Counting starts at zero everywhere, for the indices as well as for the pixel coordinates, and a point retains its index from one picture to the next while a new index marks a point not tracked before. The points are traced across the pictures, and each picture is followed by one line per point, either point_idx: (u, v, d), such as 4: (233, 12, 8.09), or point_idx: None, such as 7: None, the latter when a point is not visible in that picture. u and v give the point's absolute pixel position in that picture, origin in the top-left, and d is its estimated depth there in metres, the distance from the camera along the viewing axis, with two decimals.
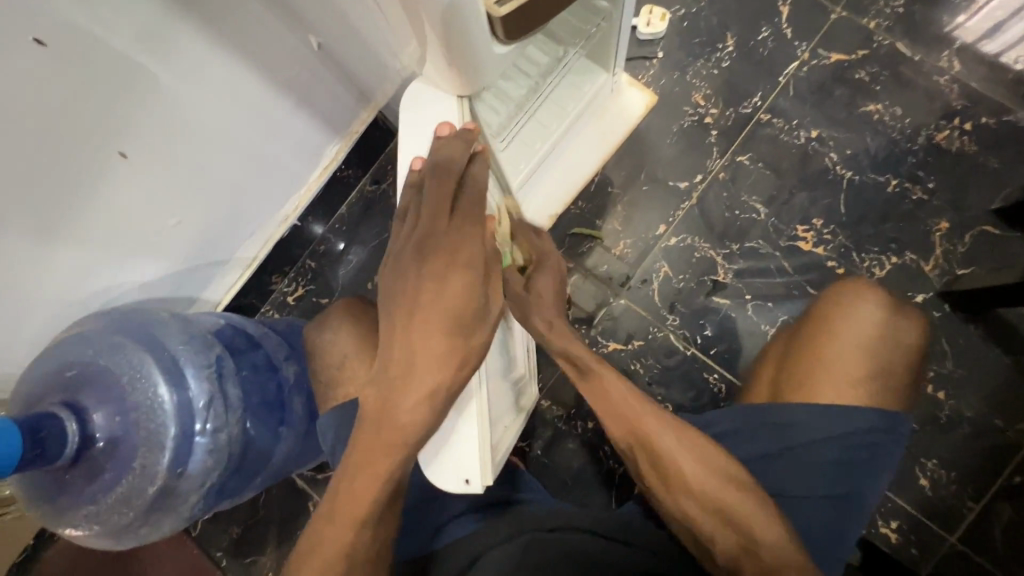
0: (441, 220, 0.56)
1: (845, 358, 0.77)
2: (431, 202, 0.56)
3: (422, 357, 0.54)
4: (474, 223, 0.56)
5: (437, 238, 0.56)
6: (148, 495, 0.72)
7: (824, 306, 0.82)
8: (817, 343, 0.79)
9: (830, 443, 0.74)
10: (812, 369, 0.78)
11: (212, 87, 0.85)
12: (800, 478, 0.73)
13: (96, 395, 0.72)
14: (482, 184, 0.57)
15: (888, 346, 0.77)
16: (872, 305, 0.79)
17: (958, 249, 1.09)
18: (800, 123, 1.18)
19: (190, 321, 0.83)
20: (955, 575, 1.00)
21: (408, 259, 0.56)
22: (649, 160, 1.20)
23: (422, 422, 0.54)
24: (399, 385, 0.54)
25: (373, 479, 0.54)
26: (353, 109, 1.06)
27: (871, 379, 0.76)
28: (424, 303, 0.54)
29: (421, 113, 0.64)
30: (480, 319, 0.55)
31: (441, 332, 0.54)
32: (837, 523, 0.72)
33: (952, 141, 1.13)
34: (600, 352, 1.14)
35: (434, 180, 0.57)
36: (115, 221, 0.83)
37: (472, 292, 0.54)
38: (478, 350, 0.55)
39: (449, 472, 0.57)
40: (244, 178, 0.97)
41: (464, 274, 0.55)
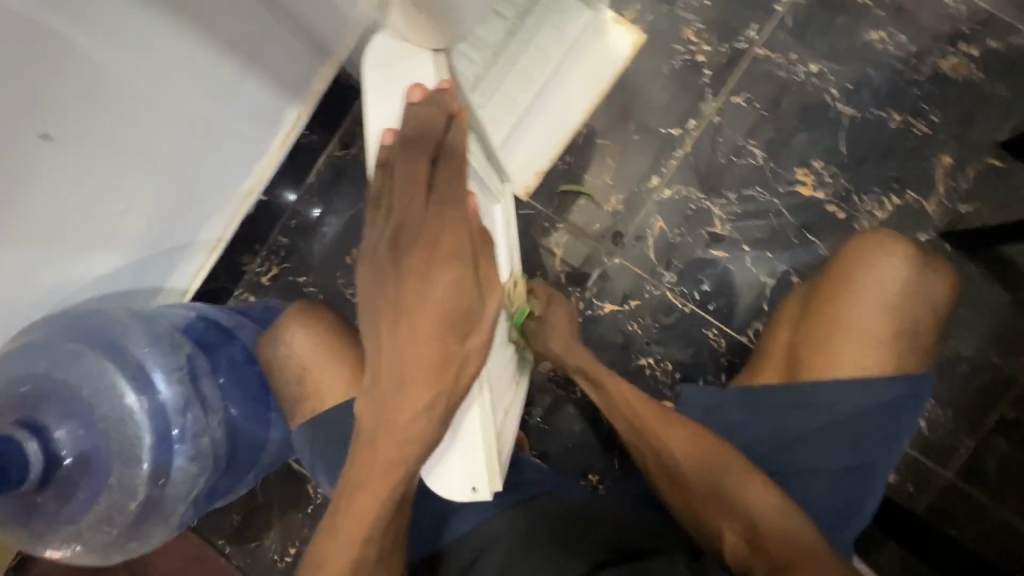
0: (418, 203, 0.48)
1: (872, 317, 0.77)
2: (404, 184, 0.49)
3: (414, 365, 0.49)
4: (456, 204, 0.49)
5: (414, 226, 0.49)
6: (130, 509, 0.70)
7: (844, 261, 0.81)
8: (840, 302, 0.79)
9: (847, 419, 0.76)
10: (837, 335, 0.78)
11: (146, 52, 0.73)
12: (814, 455, 0.76)
13: (57, 411, 0.67)
14: (461, 156, 0.50)
15: (916, 302, 0.77)
16: (897, 259, 0.78)
17: (961, 185, 1.05)
18: (799, 56, 1.10)
19: (153, 318, 0.74)
20: (949, 508, 1.03)
21: (383, 253, 0.49)
22: (640, 106, 1.12)
23: (424, 432, 0.50)
24: (395, 399, 0.49)
25: (370, 498, 0.50)
26: (311, 65, 0.96)
27: (898, 336, 0.77)
28: (410, 303, 0.49)
29: (390, 71, 0.55)
30: (477, 316, 0.50)
31: (431, 335, 0.48)
32: (851, 492, 0.76)
33: (958, 70, 1.07)
34: (596, 315, 1.10)
35: (405, 156, 0.49)
36: (52, 212, 0.73)
37: (464, 286, 0.48)
38: (476, 350, 0.50)
39: (452, 480, 0.53)
40: (196, 155, 0.88)
41: (451, 267, 0.48)
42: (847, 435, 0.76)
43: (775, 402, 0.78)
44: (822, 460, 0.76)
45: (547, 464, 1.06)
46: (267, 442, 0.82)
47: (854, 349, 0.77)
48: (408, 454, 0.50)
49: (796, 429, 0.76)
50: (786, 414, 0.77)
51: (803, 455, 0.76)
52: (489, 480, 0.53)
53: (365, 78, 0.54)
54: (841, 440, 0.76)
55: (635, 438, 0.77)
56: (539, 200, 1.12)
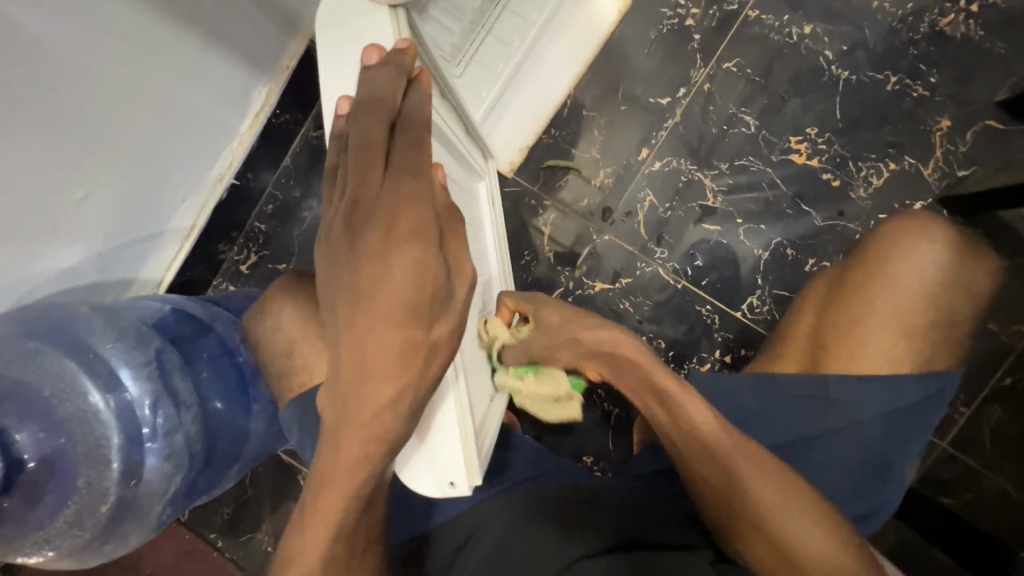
0: (374, 177, 0.46)
1: (907, 306, 0.76)
2: (358, 157, 0.46)
3: (376, 354, 0.45)
4: (416, 178, 0.46)
5: (369, 202, 0.45)
6: (101, 512, 0.67)
7: (881, 245, 0.79)
8: (872, 286, 0.78)
9: (875, 414, 0.74)
10: (867, 319, 0.77)
11: (95, 26, 0.67)
12: (836, 448, 0.74)
13: (18, 412, 0.63)
14: (419, 124, 0.47)
15: (953, 291, 0.76)
16: (938, 247, 0.77)
17: (959, 149, 1.02)
18: (792, 17, 1.05)
19: (118, 311, 0.73)
20: (945, 477, 1.03)
21: (337, 233, 0.46)
22: (627, 75, 1.07)
23: (392, 426, 0.46)
24: (356, 394, 0.46)
25: (340, 496, 0.48)
26: (279, 40, 0.92)
27: (932, 326, 0.76)
28: (368, 288, 0.45)
29: (345, 31, 0.51)
30: (444, 301, 0.46)
31: (394, 321, 0.45)
32: (863, 487, 0.74)
33: (957, 27, 1.02)
34: (586, 294, 1.07)
35: (360, 127, 0.46)
36: (10, 205, 0.67)
37: (426, 267, 0.45)
38: (444, 336, 0.47)
39: (427, 474, 0.51)
40: (160, 138, 0.83)
41: (411, 247, 0.45)
42: (872, 430, 0.74)
43: (786, 379, 0.76)
44: (837, 451, 0.74)
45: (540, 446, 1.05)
46: (249, 431, 0.82)
47: (885, 335, 0.76)
48: (381, 449, 0.47)
49: (819, 418, 0.75)
50: (805, 398, 0.75)
51: (828, 448, 0.74)
52: (468, 472, 0.51)
53: (318, 40, 0.51)
54: (867, 432, 0.74)
55: (670, 423, 0.66)
56: (525, 176, 1.08)
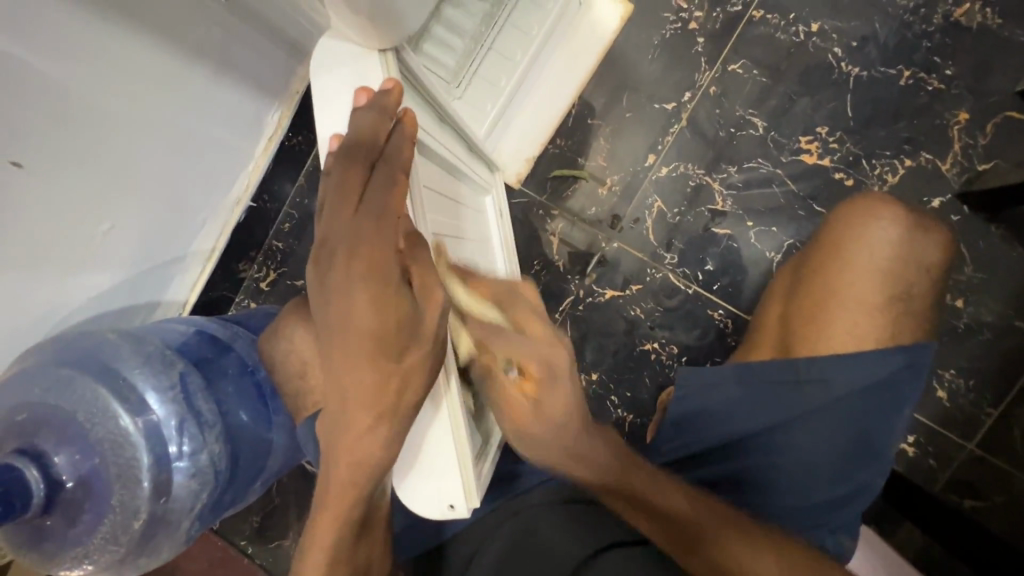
0: (343, 217, 0.48)
1: (863, 286, 0.75)
2: (334, 196, 0.49)
3: (350, 387, 0.47)
4: (382, 212, 0.47)
5: (336, 239, 0.47)
6: (135, 528, 0.70)
7: (833, 229, 0.79)
8: (829, 271, 0.77)
9: (849, 392, 0.72)
10: (829, 307, 0.76)
11: (110, 67, 0.70)
12: (821, 430, 0.73)
13: (55, 436, 0.67)
14: (396, 163, 0.49)
15: (908, 267, 0.75)
16: (889, 225, 0.76)
17: (979, 142, 0.99)
18: (798, 15, 1.03)
19: (142, 337, 0.77)
20: (973, 479, 1.00)
21: (309, 270, 0.48)
22: (631, 82, 1.07)
23: (381, 450, 0.49)
24: (342, 420, 0.48)
25: (338, 516, 0.51)
26: (287, 67, 0.96)
27: (892, 303, 0.75)
28: (338, 323, 0.46)
29: (342, 75, 0.53)
30: (412, 330, 0.46)
31: (362, 355, 0.46)
32: (849, 465, 0.72)
33: (972, 16, 0.99)
34: (597, 302, 1.07)
35: (340, 167, 0.49)
36: (39, 240, 0.72)
37: (388, 300, 0.45)
38: (417, 365, 0.47)
39: (429, 497, 0.53)
40: (180, 168, 0.87)
41: (369, 281, 0.45)
42: (850, 407, 0.73)
43: (766, 367, 0.75)
44: (840, 449, 0.72)
45: None
46: (270, 443, 0.86)
47: (845, 317, 0.75)
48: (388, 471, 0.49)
49: (810, 403, 0.73)
50: (813, 402, 0.73)
51: (817, 435, 0.73)
52: (465, 496, 0.53)
53: (316, 83, 0.53)
54: (846, 412, 0.73)
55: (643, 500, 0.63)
56: (533, 187, 1.09)
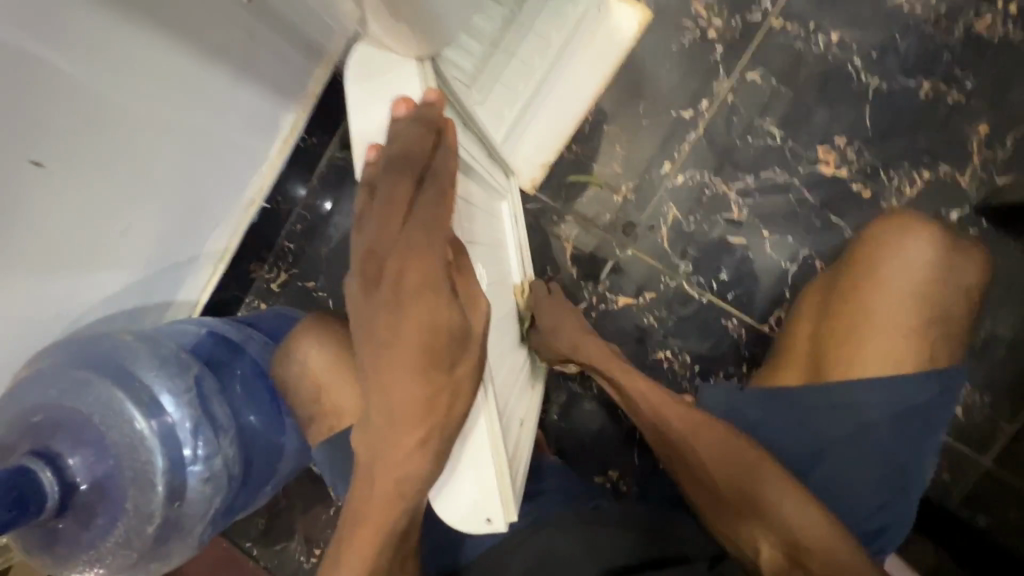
0: (391, 230, 0.49)
1: (895, 308, 0.76)
2: (382, 207, 0.49)
3: (398, 402, 0.48)
4: (429, 228, 0.48)
5: (384, 254, 0.48)
6: (148, 533, 0.70)
7: (867, 252, 0.79)
8: (864, 295, 0.78)
9: (885, 417, 0.75)
10: (865, 331, 0.77)
11: (133, 67, 0.70)
12: (853, 461, 0.75)
13: (70, 439, 0.67)
14: (445, 177, 0.51)
15: (944, 288, 0.76)
16: (925, 246, 0.76)
17: (999, 155, 0.98)
18: (818, 25, 1.02)
19: (159, 339, 0.76)
20: (987, 495, 0.99)
21: (352, 283, 0.50)
22: (648, 89, 1.06)
23: (417, 466, 0.50)
24: (384, 437, 0.50)
25: (372, 531, 0.51)
26: (305, 68, 0.96)
27: (929, 326, 0.76)
28: (387, 339, 0.48)
29: (372, 84, 0.53)
30: (462, 344, 0.49)
31: (413, 371, 0.48)
32: (882, 494, 0.75)
33: (994, 29, 0.98)
34: (610, 309, 1.07)
35: (388, 179, 0.49)
36: (61, 238, 0.72)
37: (441, 315, 0.48)
38: (464, 379, 0.50)
39: (463, 510, 0.52)
40: (197, 167, 0.86)
41: (422, 297, 0.47)
42: (889, 436, 0.75)
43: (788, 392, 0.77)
44: None
45: (564, 463, 1.05)
46: (283, 448, 0.86)
47: (877, 338, 0.76)
48: (419, 485, 0.50)
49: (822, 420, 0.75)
50: (840, 415, 0.76)
51: (841, 453, 0.75)
52: (504, 509, 0.52)
53: (349, 89, 0.52)
54: (885, 442, 0.75)
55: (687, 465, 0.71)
56: (547, 193, 1.08)
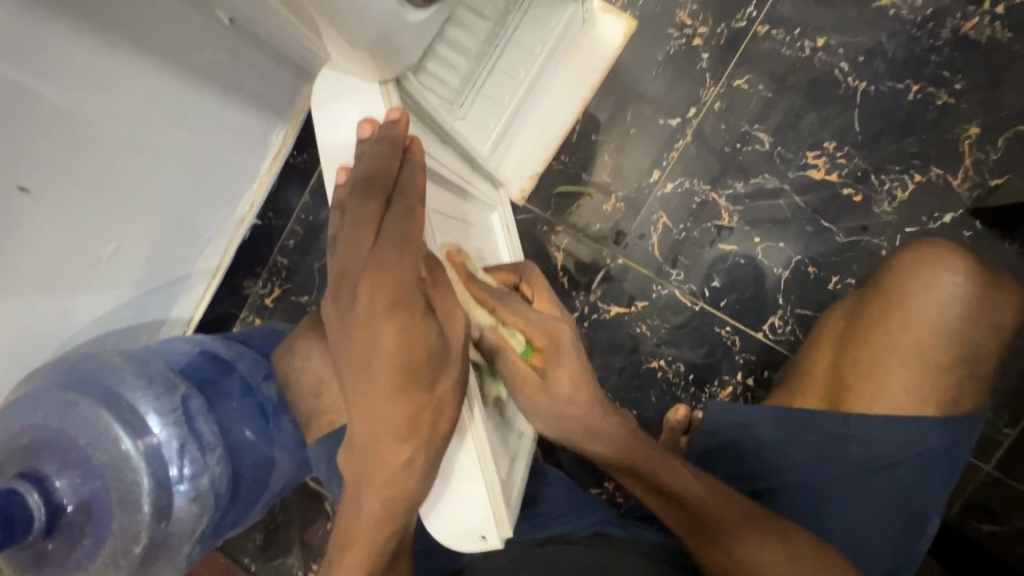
0: (361, 252, 0.50)
1: (923, 340, 0.74)
2: (351, 231, 0.51)
3: (383, 424, 0.49)
4: (398, 245, 0.49)
5: (355, 274, 0.49)
6: (134, 553, 0.70)
7: (894, 277, 0.78)
8: (889, 323, 0.76)
9: (904, 455, 0.73)
10: (887, 357, 0.75)
11: (114, 91, 0.71)
12: (860, 492, 0.74)
13: (58, 460, 0.67)
14: (413, 195, 0.51)
15: (977, 324, 0.74)
16: (958, 277, 0.74)
17: (990, 157, 0.97)
18: (804, 30, 1.02)
19: (146, 359, 0.77)
20: (991, 502, 0.97)
21: (330, 305, 0.51)
22: (635, 98, 1.06)
23: (406, 485, 0.50)
24: (370, 458, 0.51)
25: (358, 552, 0.51)
26: (291, 86, 0.97)
27: (957, 364, 0.74)
28: (365, 360, 0.48)
29: (342, 108, 0.54)
30: (440, 362, 0.49)
31: (395, 391, 0.48)
32: (887, 530, 0.73)
33: (981, 30, 0.98)
34: (602, 318, 1.06)
35: (355, 201, 0.51)
36: (47, 265, 0.72)
37: (415, 333, 0.47)
38: (447, 396, 0.49)
39: (459, 524, 0.54)
40: (184, 187, 0.87)
41: (394, 317, 0.47)
42: (903, 478, 0.73)
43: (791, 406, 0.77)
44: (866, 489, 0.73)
45: (563, 471, 1.04)
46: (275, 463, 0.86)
47: (900, 367, 0.75)
48: (395, 509, 0.51)
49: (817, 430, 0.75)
50: (829, 426, 0.75)
51: (829, 465, 0.74)
52: (497, 526, 0.53)
53: (316, 115, 0.54)
54: (891, 478, 0.73)
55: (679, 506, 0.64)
56: (537, 203, 1.08)
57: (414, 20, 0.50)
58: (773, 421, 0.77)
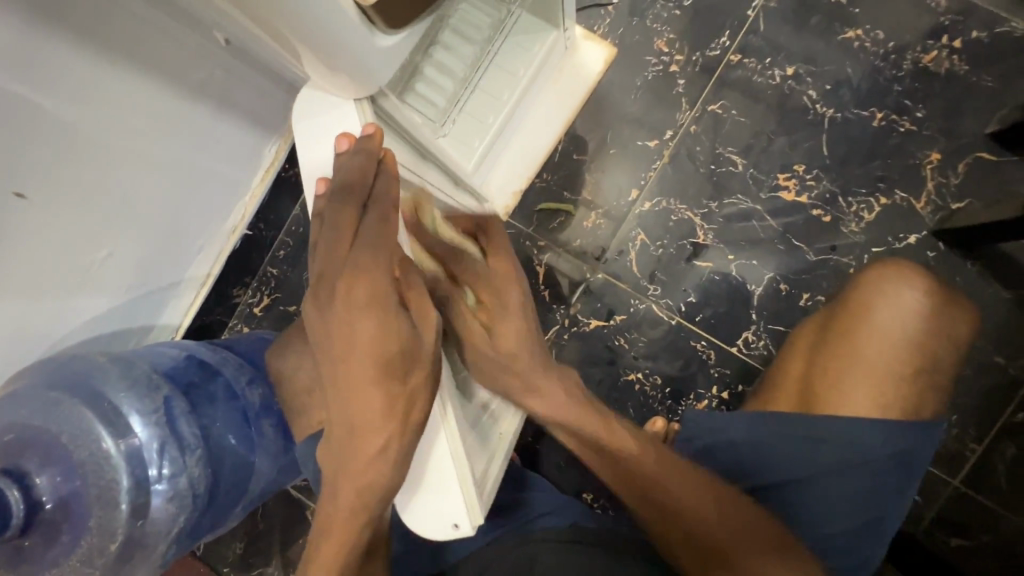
0: (339, 254, 0.53)
1: (891, 352, 0.77)
2: (330, 236, 0.54)
3: (360, 415, 0.51)
4: (375, 245, 0.52)
5: (334, 275, 0.52)
6: (110, 551, 0.72)
7: (858, 291, 0.81)
8: (853, 335, 0.79)
9: (868, 465, 0.75)
10: (852, 368, 0.78)
11: (112, 105, 0.74)
12: (823, 500, 0.75)
13: (39, 458, 0.69)
14: (387, 202, 0.54)
15: (936, 335, 0.77)
16: (914, 293, 0.78)
17: (951, 181, 1.02)
18: (774, 60, 1.08)
19: (131, 362, 0.79)
20: (959, 517, 0.99)
21: (309, 305, 0.53)
22: (614, 120, 1.11)
23: (382, 475, 0.52)
24: (347, 450, 0.52)
25: (340, 540, 0.54)
26: (284, 102, 1.01)
27: (918, 373, 0.77)
28: (343, 353, 0.51)
29: (321, 124, 0.58)
30: (413, 354, 0.51)
31: (371, 382, 0.51)
32: (848, 536, 0.75)
33: (940, 62, 1.03)
34: (581, 331, 1.09)
35: (333, 207, 0.54)
36: (39, 269, 0.75)
37: (390, 327, 0.51)
38: (420, 388, 0.52)
39: (435, 518, 0.57)
40: (178, 196, 0.90)
41: (372, 312, 0.51)
42: (864, 485, 0.75)
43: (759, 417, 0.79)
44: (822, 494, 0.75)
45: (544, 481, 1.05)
46: (255, 468, 0.87)
47: (868, 376, 0.77)
48: (362, 504, 0.53)
49: (782, 439, 0.77)
50: (792, 436, 0.77)
51: (792, 472, 0.77)
52: (468, 515, 0.56)
53: (296, 130, 0.58)
54: (852, 485, 0.75)
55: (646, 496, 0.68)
56: (519, 219, 1.12)
57: (384, 46, 0.54)
58: (740, 431, 0.79)
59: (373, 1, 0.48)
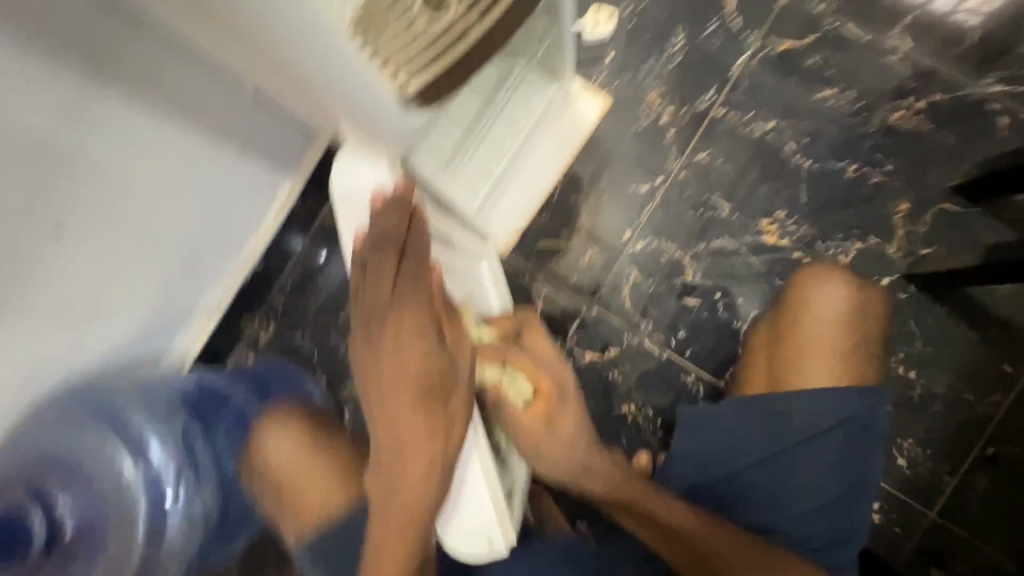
0: (383, 296, 0.60)
1: (829, 336, 0.87)
2: (374, 283, 0.60)
3: (411, 438, 0.60)
4: (416, 287, 0.60)
5: (382, 315, 0.60)
6: (128, 567, 0.90)
7: (796, 292, 0.92)
8: (794, 331, 0.89)
9: (835, 480, 0.81)
10: (803, 361, 0.87)
11: (150, 150, 0.80)
12: (800, 523, 0.81)
13: (59, 483, 0.89)
14: (421, 248, 0.61)
15: (863, 317, 0.88)
16: (838, 284, 0.89)
17: (920, 229, 1.10)
18: (756, 114, 1.17)
19: (152, 395, 0.94)
20: (936, 548, 1.04)
21: (359, 341, 0.61)
22: (609, 166, 1.19)
23: (429, 488, 0.61)
24: (398, 474, 0.61)
25: (398, 554, 0.61)
26: (301, 144, 1.07)
27: (856, 348, 0.87)
28: (393, 382, 0.59)
29: (355, 176, 0.65)
30: (452, 381, 0.61)
31: (418, 407, 0.59)
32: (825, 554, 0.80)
33: (907, 121, 1.13)
34: (577, 363, 1.14)
35: (373, 257, 0.60)
36: (69, 300, 0.79)
37: (431, 358, 0.59)
38: (459, 407, 0.61)
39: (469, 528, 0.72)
40: (200, 230, 0.96)
41: (419, 345, 0.59)
42: (832, 505, 0.81)
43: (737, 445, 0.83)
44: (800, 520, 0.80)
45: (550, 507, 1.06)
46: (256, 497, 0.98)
47: (815, 361, 0.86)
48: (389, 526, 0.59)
49: (764, 467, 0.82)
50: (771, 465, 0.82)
51: (777, 484, 0.82)
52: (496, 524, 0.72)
53: (335, 184, 0.65)
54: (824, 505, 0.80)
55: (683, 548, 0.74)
56: (519, 256, 1.18)
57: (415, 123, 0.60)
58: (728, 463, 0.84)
59: (409, 92, 0.54)
